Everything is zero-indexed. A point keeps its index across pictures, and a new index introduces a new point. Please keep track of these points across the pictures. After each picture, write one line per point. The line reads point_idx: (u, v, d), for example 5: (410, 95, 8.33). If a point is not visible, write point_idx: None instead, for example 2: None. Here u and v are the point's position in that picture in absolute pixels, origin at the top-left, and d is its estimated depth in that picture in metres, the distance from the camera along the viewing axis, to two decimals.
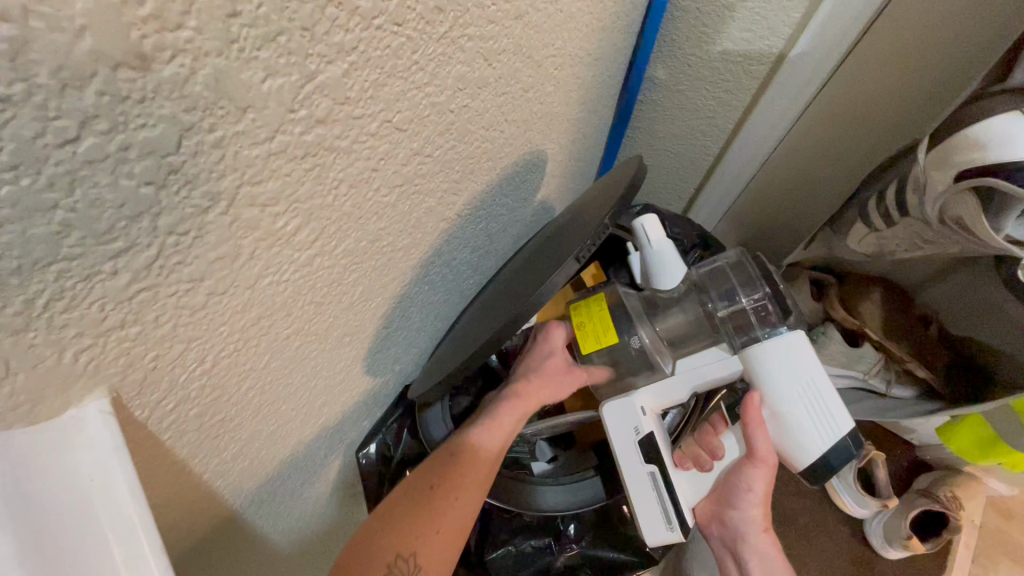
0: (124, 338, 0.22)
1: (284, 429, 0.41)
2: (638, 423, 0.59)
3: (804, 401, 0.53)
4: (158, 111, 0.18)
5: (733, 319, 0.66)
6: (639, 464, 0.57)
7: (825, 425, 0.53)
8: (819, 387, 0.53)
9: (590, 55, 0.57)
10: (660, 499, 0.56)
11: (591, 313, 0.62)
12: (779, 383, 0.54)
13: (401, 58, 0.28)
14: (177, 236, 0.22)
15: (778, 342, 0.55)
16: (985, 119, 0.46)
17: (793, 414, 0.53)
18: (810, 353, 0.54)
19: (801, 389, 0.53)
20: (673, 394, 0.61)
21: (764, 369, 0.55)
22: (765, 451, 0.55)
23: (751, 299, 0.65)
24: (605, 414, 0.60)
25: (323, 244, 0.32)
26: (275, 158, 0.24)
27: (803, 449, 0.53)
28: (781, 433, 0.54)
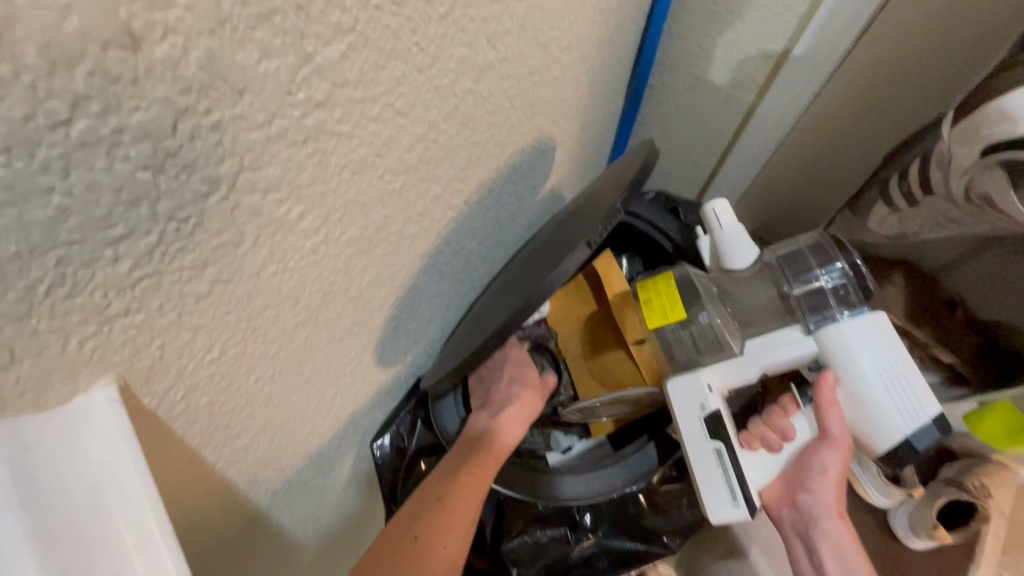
0: (129, 326, 0.22)
1: (296, 419, 0.42)
2: (704, 400, 0.56)
3: (886, 382, 0.51)
4: (152, 93, 0.18)
5: (809, 299, 0.59)
6: (704, 441, 0.55)
7: (908, 407, 0.50)
8: (903, 367, 0.51)
9: (598, 37, 0.56)
10: (724, 475, 0.55)
11: (659, 291, 0.63)
12: (858, 362, 0.51)
13: (401, 39, 0.28)
14: (178, 221, 0.22)
15: (857, 321, 0.52)
16: (1014, 89, 0.44)
17: (875, 395, 0.51)
18: (892, 332, 0.52)
19: (883, 370, 0.51)
20: (745, 372, 0.58)
21: (840, 347, 0.52)
22: (840, 433, 0.53)
23: (827, 279, 0.59)
24: (671, 389, 0.59)
25: (328, 232, 0.31)
26: (274, 142, 0.24)
27: (885, 432, 0.51)
28: (861, 415, 0.52)
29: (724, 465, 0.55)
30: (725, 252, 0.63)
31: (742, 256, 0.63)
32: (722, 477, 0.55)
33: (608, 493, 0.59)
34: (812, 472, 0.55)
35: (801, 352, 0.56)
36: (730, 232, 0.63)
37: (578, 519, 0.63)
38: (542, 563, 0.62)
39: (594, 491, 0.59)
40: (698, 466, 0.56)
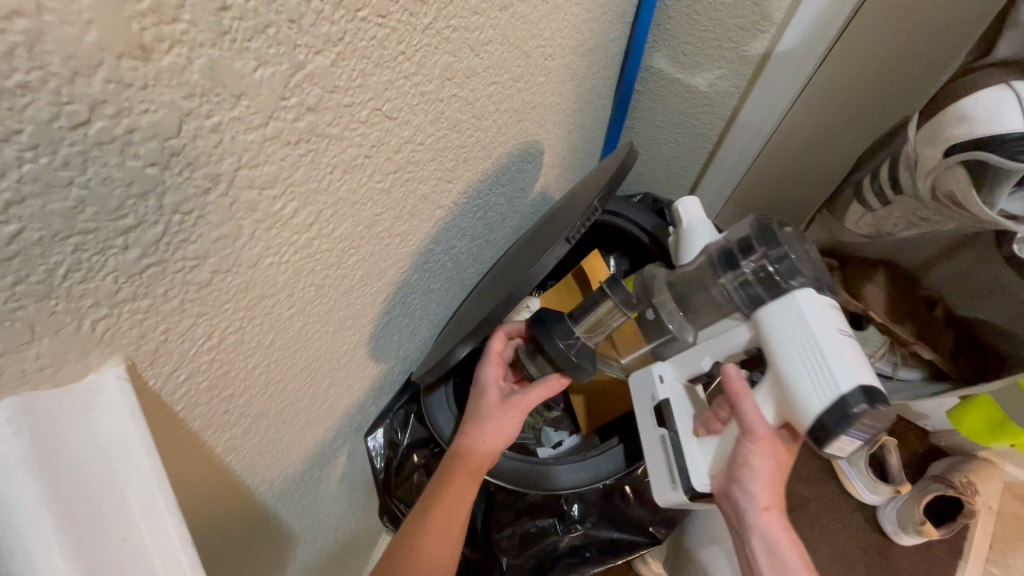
0: (137, 310, 0.25)
1: (291, 409, 0.43)
2: (654, 391, 0.61)
3: (805, 366, 0.48)
4: (159, 98, 0.20)
5: (738, 286, 0.55)
6: (650, 428, 0.61)
7: (828, 386, 0.47)
8: (827, 349, 0.47)
9: (581, 45, 0.58)
10: (665, 459, 0.59)
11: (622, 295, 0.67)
12: (780, 347, 0.50)
13: (387, 48, 0.30)
14: (181, 214, 0.24)
15: (782, 304, 0.50)
16: (972, 93, 0.46)
17: (795, 380, 0.48)
18: (819, 313, 0.48)
19: (804, 355, 0.48)
20: (696, 364, 0.60)
21: (765, 332, 0.51)
22: (758, 425, 0.51)
23: (746, 264, 0.55)
24: (634, 382, 0.65)
25: (321, 228, 0.34)
26: (269, 143, 0.26)
27: (804, 418, 0.48)
28: (787, 401, 0.50)
29: (668, 453, 0.59)
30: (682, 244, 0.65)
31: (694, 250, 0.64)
32: (665, 460, 0.59)
33: (594, 482, 0.61)
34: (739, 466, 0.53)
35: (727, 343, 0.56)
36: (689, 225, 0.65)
37: (566, 509, 0.64)
38: (531, 552, 0.64)
39: (581, 479, 0.60)
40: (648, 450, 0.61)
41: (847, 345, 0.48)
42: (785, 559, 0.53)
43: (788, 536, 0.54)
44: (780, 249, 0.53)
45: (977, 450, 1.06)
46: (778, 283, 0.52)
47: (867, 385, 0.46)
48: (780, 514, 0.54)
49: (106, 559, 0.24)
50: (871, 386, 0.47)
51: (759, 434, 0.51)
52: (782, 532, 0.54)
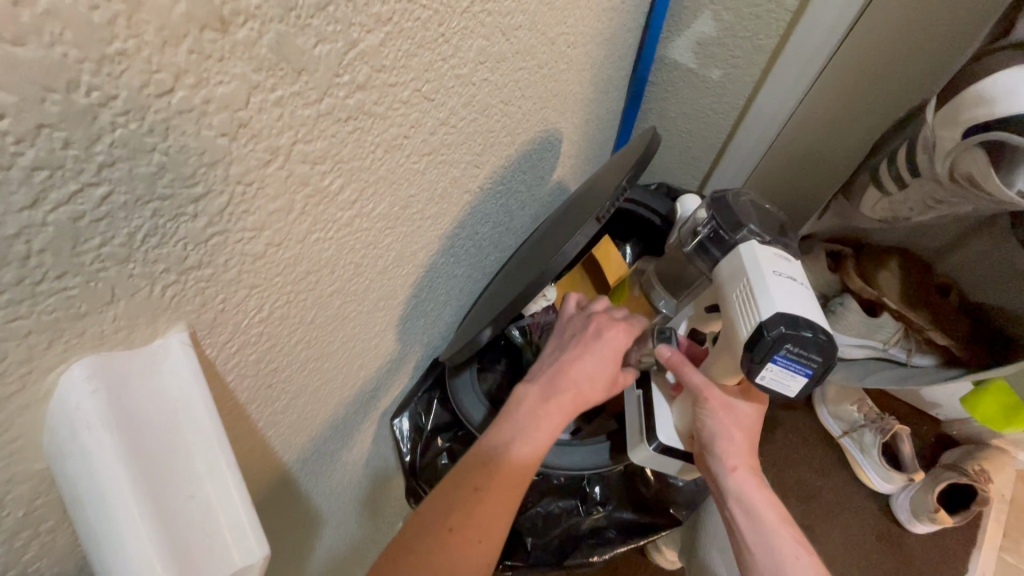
0: (199, 279, 0.26)
1: (326, 387, 0.45)
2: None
3: (739, 303, 0.47)
4: (232, 70, 0.21)
5: (698, 254, 0.56)
6: (630, 385, 0.64)
7: (753, 316, 0.44)
8: (758, 284, 0.46)
9: (601, 33, 0.59)
10: (636, 412, 0.61)
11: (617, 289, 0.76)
12: (727, 294, 0.49)
13: (429, 30, 0.31)
14: (243, 185, 0.25)
15: (730, 257, 0.50)
16: (989, 75, 0.47)
17: (731, 321, 0.47)
18: (758, 254, 0.47)
19: (739, 294, 0.47)
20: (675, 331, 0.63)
21: (720, 284, 0.51)
22: (705, 387, 0.52)
23: (702, 232, 0.56)
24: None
25: (362, 206, 0.35)
26: (323, 119, 0.27)
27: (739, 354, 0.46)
28: (728, 347, 0.49)
29: (637, 407, 0.61)
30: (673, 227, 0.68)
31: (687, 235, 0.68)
32: (636, 414, 0.61)
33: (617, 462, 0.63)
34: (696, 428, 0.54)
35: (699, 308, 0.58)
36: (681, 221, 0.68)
37: (588, 491, 0.66)
38: (554, 533, 0.65)
39: (604, 459, 0.63)
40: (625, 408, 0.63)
41: (788, 282, 0.45)
42: (762, 517, 0.52)
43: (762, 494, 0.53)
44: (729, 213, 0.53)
45: (990, 438, 1.06)
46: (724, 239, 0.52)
47: (793, 315, 0.43)
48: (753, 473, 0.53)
49: (179, 517, 0.25)
50: (797, 314, 0.43)
51: (706, 393, 0.52)
52: (756, 490, 0.52)
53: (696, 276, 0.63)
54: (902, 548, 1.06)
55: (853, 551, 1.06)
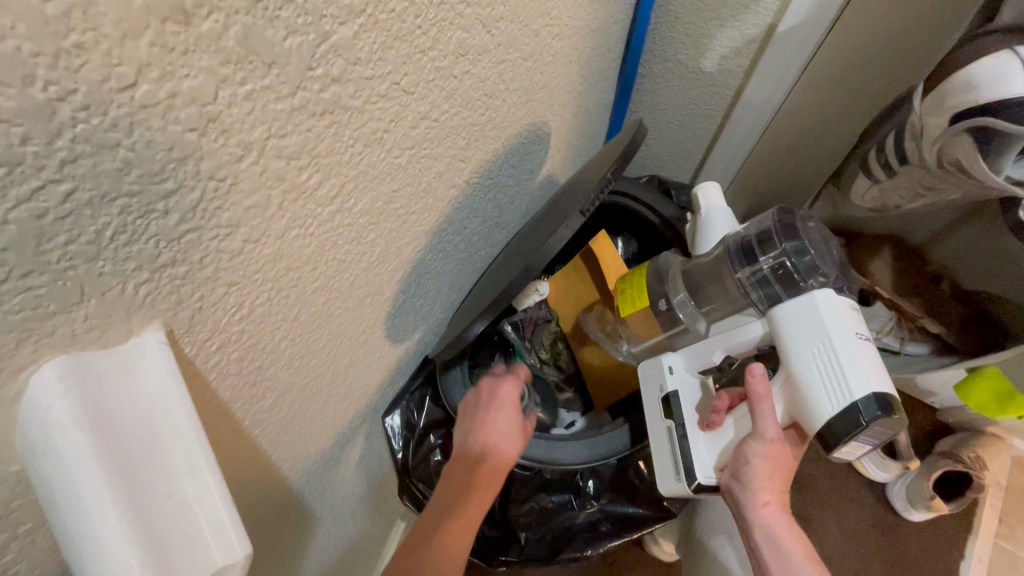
0: (174, 276, 0.25)
1: (314, 385, 0.44)
2: (664, 383, 0.62)
3: (818, 368, 0.50)
4: (198, 63, 0.21)
5: (756, 283, 0.59)
6: (657, 418, 0.61)
7: (839, 391, 0.48)
8: (839, 352, 0.49)
9: (587, 25, 0.59)
10: (672, 452, 0.60)
11: (631, 279, 0.69)
12: (792, 344, 0.52)
13: (405, 21, 0.31)
14: (216, 181, 0.25)
15: (796, 304, 0.52)
16: (977, 60, 0.47)
17: (803, 378, 0.50)
18: (838, 319, 0.50)
19: (813, 352, 0.50)
20: (704, 357, 0.61)
21: (779, 327, 0.53)
22: (770, 427, 0.51)
23: (767, 261, 0.58)
24: (643, 373, 0.66)
25: (343, 202, 0.35)
26: (296, 113, 0.27)
27: (813, 417, 0.50)
28: (795, 400, 0.52)
29: (673, 445, 0.60)
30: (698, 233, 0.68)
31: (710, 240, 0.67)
32: (671, 452, 0.60)
33: (610, 456, 0.63)
34: (742, 463, 0.53)
35: (750, 334, 0.57)
36: (705, 216, 0.67)
37: (582, 486, 0.66)
38: (548, 528, 0.66)
39: (597, 453, 0.63)
40: (653, 440, 0.62)
41: (864, 350, 0.49)
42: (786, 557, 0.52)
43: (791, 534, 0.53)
44: (800, 246, 0.57)
45: (986, 425, 1.06)
46: (796, 281, 0.57)
47: (882, 394, 0.47)
48: (783, 512, 0.53)
49: (154, 516, 0.25)
50: (885, 394, 0.47)
51: (767, 433, 0.51)
52: (785, 530, 0.53)
53: (725, 290, 0.66)
54: (899, 535, 1.06)
55: (849, 539, 1.07)
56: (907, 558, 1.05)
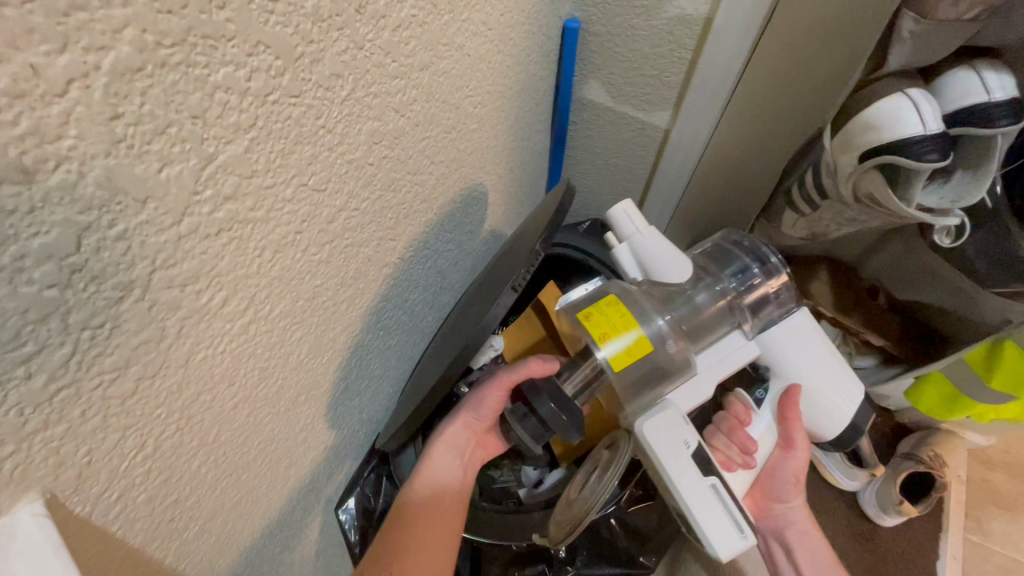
0: (50, 438, 0.22)
1: (249, 498, 0.41)
2: (686, 438, 0.57)
3: (827, 380, 0.62)
4: (51, 217, 0.19)
5: (755, 307, 0.66)
6: (701, 479, 0.56)
7: (847, 395, 0.62)
8: (835, 363, 0.63)
9: (510, 89, 0.60)
10: (725, 507, 0.55)
11: (614, 322, 0.56)
12: (794, 358, 0.63)
13: (305, 125, 0.30)
14: (91, 329, 0.22)
15: (792, 326, 0.63)
16: (873, 103, 0.50)
17: (820, 391, 0.62)
18: (822, 337, 0.63)
19: (820, 364, 0.62)
20: (703, 390, 0.61)
21: (784, 350, 0.63)
22: (799, 440, 0.64)
23: (771, 286, 0.66)
24: (645, 434, 0.57)
25: (256, 311, 0.32)
26: (186, 239, 0.25)
27: (836, 419, 0.63)
28: (811, 410, 0.63)
29: (724, 499, 0.56)
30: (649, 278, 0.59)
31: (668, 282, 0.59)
32: (724, 510, 0.55)
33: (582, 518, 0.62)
34: (786, 481, 0.66)
35: (749, 354, 0.63)
36: (647, 233, 0.64)
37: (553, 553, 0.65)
38: None
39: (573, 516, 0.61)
40: (692, 501, 0.55)
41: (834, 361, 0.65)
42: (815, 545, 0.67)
43: (812, 527, 0.69)
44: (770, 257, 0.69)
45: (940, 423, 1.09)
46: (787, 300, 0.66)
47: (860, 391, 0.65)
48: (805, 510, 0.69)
49: None
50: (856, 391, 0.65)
51: (799, 445, 0.65)
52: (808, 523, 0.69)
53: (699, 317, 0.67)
54: (876, 544, 1.07)
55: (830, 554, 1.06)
56: (888, 565, 1.05)
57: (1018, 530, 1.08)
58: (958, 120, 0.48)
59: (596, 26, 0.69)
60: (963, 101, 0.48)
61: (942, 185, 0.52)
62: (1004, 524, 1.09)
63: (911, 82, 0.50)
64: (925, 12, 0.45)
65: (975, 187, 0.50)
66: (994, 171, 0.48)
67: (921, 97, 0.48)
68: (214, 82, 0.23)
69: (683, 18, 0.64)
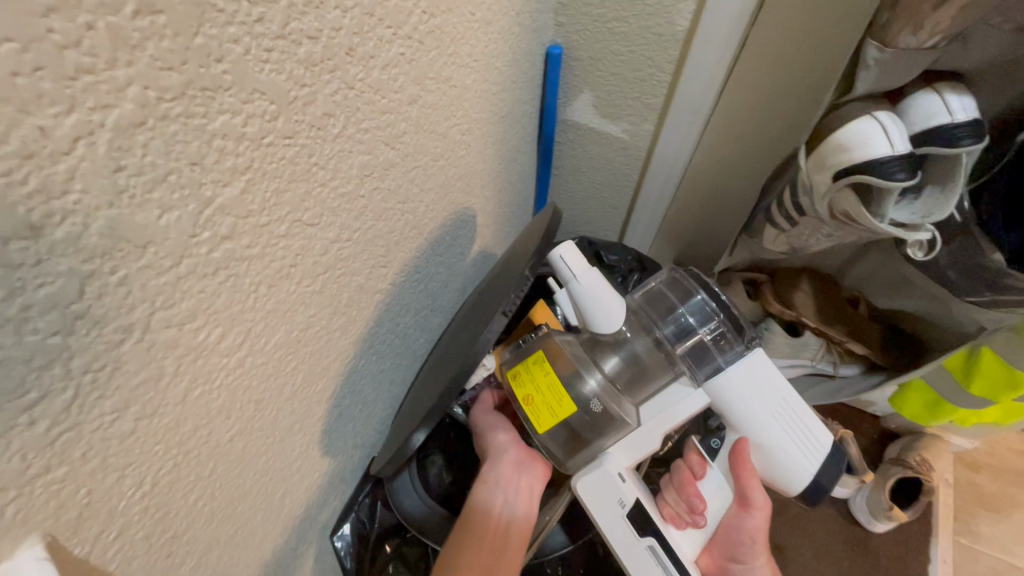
0: (51, 481, 0.23)
1: (245, 529, 0.41)
2: (623, 496, 0.59)
3: (786, 430, 0.59)
4: (56, 268, 0.20)
5: (693, 355, 0.64)
6: (635, 539, 0.57)
7: (808, 444, 0.59)
8: (795, 411, 0.59)
9: (496, 115, 0.61)
10: (662, 565, 0.57)
11: (539, 383, 0.59)
12: (744, 408, 0.59)
13: (299, 164, 0.31)
14: (92, 373, 0.23)
15: (744, 373, 0.59)
16: (843, 125, 0.52)
17: (778, 442, 0.59)
18: (779, 383, 0.59)
19: (775, 414, 0.59)
20: (649, 444, 0.61)
21: (737, 400, 0.59)
22: (758, 500, 0.62)
23: (708, 330, 0.64)
24: (585, 492, 0.59)
25: (252, 344, 0.33)
26: (184, 280, 0.26)
27: (797, 473, 0.59)
28: (769, 462, 0.60)
29: (662, 561, 0.57)
30: (590, 312, 0.60)
31: (607, 317, 0.60)
32: (661, 567, 0.57)
33: (560, 548, 0.66)
34: (745, 543, 0.64)
35: (695, 406, 0.61)
36: (586, 280, 0.59)
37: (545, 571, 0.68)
38: None
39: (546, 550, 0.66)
40: (630, 562, 0.57)
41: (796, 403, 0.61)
42: None
43: None
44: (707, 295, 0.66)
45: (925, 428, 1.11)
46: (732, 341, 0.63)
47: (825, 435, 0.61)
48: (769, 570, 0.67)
49: None
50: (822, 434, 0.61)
51: (759, 505, 0.62)
52: None
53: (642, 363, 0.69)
54: (869, 551, 1.08)
55: (824, 562, 1.07)
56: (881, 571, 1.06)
57: (1004, 531, 1.10)
58: (924, 140, 0.50)
59: (578, 52, 0.71)
60: (927, 123, 0.50)
61: (913, 201, 0.54)
62: (991, 526, 1.11)
63: (877, 105, 0.52)
64: (887, 40, 0.48)
65: (944, 203, 0.52)
66: (961, 187, 0.51)
67: (887, 119, 0.50)
68: (212, 130, 0.24)
69: (661, 45, 0.67)
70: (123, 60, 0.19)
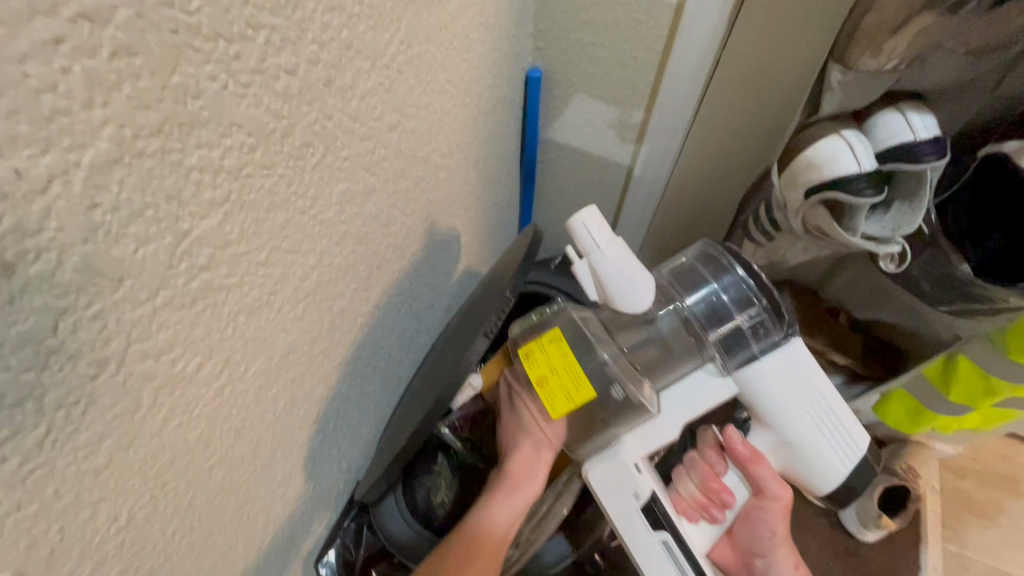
0: (22, 519, 0.23)
1: (226, 560, 0.40)
2: (637, 488, 0.58)
3: (816, 423, 0.60)
4: (29, 305, 0.20)
5: (727, 343, 0.61)
6: (649, 535, 0.57)
7: (837, 435, 0.61)
8: (830, 403, 0.60)
9: (478, 137, 0.63)
10: (676, 563, 0.57)
11: (556, 364, 0.57)
12: (775, 397, 0.60)
13: (277, 193, 0.31)
14: (65, 408, 0.23)
15: (785, 361, 0.59)
16: (814, 144, 0.54)
17: (805, 435, 0.60)
18: (817, 376, 0.59)
19: (809, 407, 0.60)
20: (661, 437, 0.62)
21: (768, 390, 0.60)
22: (779, 492, 0.61)
23: (746, 317, 0.60)
24: (598, 482, 0.60)
25: (232, 372, 0.33)
26: (160, 311, 0.26)
27: (819, 464, 0.62)
28: (793, 453, 0.62)
29: (675, 556, 0.57)
30: (619, 287, 0.56)
31: (640, 291, 0.57)
32: (674, 562, 0.57)
33: (563, 559, 0.66)
34: (765, 531, 0.64)
35: (722, 394, 0.62)
36: (611, 252, 0.55)
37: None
38: None
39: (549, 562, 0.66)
40: (644, 560, 0.57)
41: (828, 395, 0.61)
42: None
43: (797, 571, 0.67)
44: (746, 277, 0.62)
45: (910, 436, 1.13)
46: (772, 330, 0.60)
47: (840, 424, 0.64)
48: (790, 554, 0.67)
49: None
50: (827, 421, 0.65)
51: (778, 498, 0.62)
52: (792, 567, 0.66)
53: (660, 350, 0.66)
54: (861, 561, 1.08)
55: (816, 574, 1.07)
56: None
57: (992, 536, 1.12)
58: (890, 156, 0.52)
59: (557, 75, 0.73)
60: (891, 140, 0.52)
61: (883, 215, 0.56)
62: (978, 532, 1.12)
63: (845, 124, 0.54)
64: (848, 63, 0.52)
65: (913, 216, 0.53)
66: (927, 202, 0.52)
67: (853, 138, 0.52)
68: (189, 164, 0.25)
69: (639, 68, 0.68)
70: (100, 100, 0.20)
